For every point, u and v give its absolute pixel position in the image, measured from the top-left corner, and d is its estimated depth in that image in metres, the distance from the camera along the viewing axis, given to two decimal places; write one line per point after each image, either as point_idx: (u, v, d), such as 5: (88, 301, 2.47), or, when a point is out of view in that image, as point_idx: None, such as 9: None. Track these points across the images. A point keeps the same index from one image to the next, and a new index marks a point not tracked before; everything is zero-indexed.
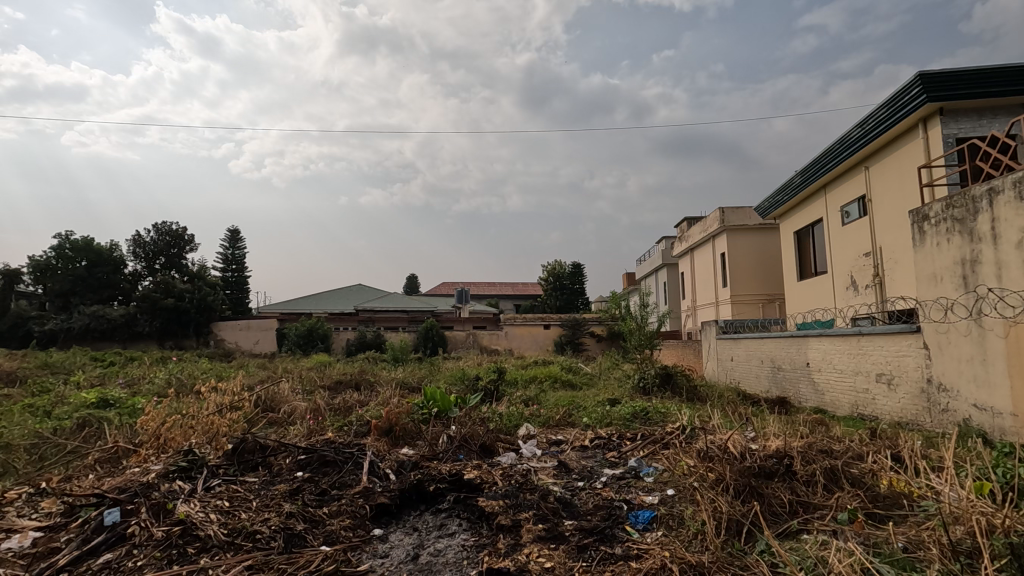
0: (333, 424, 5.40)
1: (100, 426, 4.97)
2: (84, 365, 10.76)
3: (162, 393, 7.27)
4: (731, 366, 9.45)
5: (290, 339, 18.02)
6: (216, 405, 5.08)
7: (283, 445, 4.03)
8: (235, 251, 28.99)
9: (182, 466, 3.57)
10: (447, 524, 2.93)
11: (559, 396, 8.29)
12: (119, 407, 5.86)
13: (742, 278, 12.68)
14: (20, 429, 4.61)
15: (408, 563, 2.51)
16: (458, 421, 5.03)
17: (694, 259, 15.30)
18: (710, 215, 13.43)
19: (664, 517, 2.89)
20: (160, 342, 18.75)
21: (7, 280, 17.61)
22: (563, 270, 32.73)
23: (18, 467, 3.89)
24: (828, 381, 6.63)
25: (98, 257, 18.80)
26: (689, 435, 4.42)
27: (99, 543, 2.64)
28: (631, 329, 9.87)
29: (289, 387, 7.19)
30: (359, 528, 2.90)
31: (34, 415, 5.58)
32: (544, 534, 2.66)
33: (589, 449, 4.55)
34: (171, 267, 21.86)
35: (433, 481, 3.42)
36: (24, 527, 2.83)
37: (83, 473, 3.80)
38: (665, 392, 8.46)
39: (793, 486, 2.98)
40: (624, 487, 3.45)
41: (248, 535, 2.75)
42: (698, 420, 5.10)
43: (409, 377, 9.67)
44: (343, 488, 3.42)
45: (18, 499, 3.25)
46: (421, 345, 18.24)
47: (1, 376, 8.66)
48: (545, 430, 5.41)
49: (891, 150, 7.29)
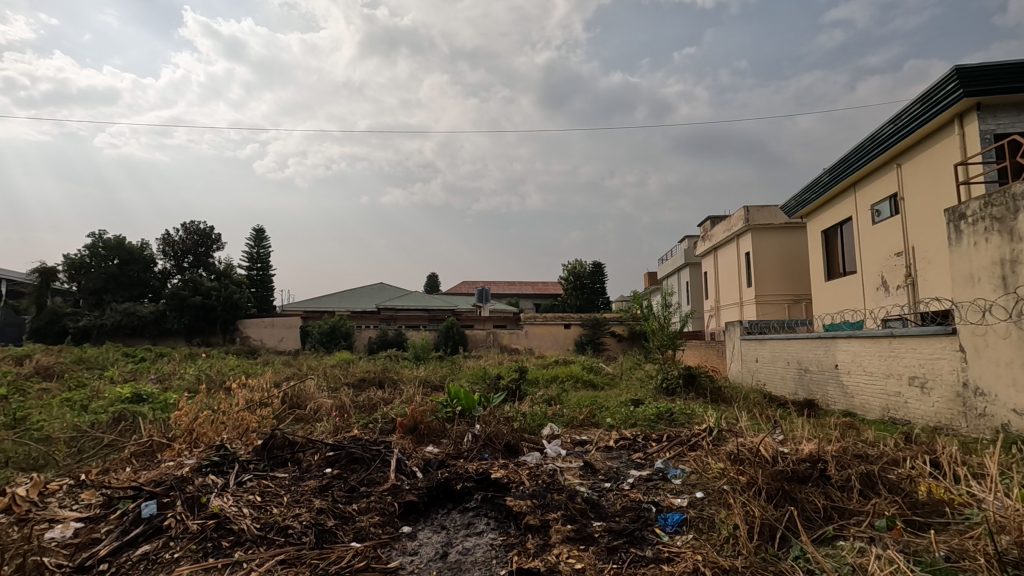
0: (359, 421, 5.48)
1: (136, 419, 5.11)
2: (117, 361, 11.05)
3: (193, 389, 7.45)
4: (756, 367, 9.30)
5: (314, 336, 18.28)
6: (246, 401, 5.19)
7: (311, 442, 4.08)
8: (261, 250, 29.49)
9: (214, 461, 3.65)
10: (475, 523, 2.93)
11: (581, 396, 8.23)
12: (153, 402, 6.03)
13: (767, 278, 12.46)
14: (60, 423, 4.77)
15: (437, 561, 2.52)
16: (483, 419, 5.05)
17: (718, 259, 15.08)
18: (734, 214, 13.22)
19: (695, 519, 2.86)
20: (188, 338, 19.21)
21: (44, 278, 18.14)
22: (583, 270, 32.59)
23: (59, 459, 4.03)
24: (858, 384, 6.48)
25: (129, 256, 19.32)
26: (718, 438, 4.36)
27: (138, 535, 2.71)
28: (653, 329, 9.72)
29: (315, 384, 7.31)
30: (388, 525, 2.92)
31: (72, 409, 5.77)
32: (573, 535, 2.64)
33: (614, 449, 4.53)
34: (199, 266, 22.36)
35: (460, 480, 3.43)
36: (67, 518, 2.92)
37: (120, 466, 3.92)
38: (689, 393, 8.38)
39: (828, 491, 2.91)
40: (652, 488, 3.42)
41: (280, 530, 2.79)
42: (725, 421, 5.04)
43: (431, 375, 9.76)
44: (372, 485, 3.46)
45: (60, 490, 3.37)
46: (442, 344, 18.33)
47: (41, 372, 8.98)
48: (569, 430, 5.40)
49: (925, 147, 7.09)
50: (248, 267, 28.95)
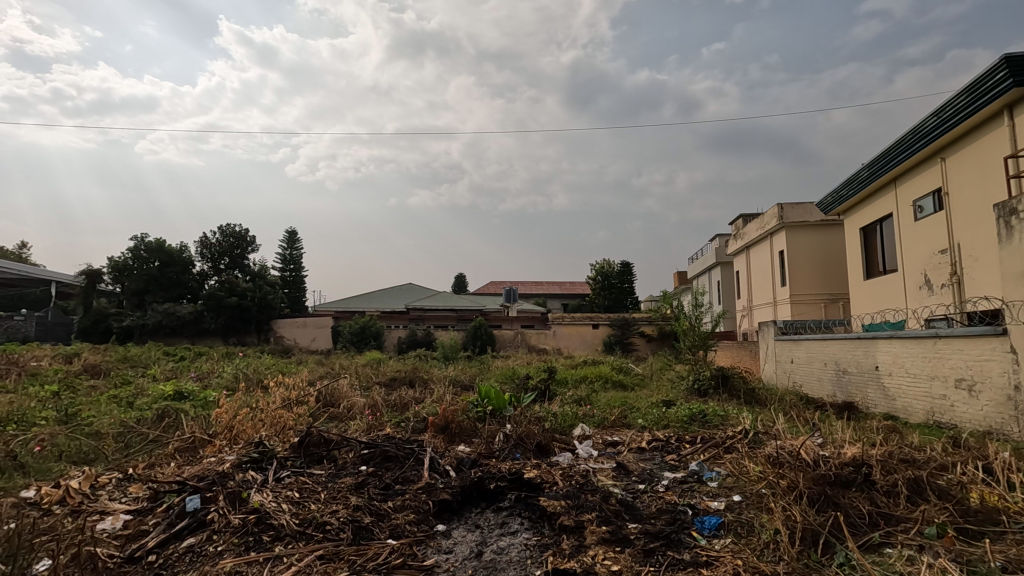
0: (391, 420, 5.53)
1: (178, 416, 5.28)
2: (158, 359, 11.45)
3: (231, 387, 7.66)
4: (791, 368, 9.06)
5: (345, 336, 18.61)
6: (283, 399, 5.31)
7: (346, 439, 4.15)
8: (293, 251, 30.15)
9: (253, 457, 3.74)
10: (509, 522, 2.93)
11: (611, 396, 8.15)
12: (194, 399, 6.22)
13: (802, 276, 12.13)
14: (108, 418, 4.98)
15: (473, 559, 2.53)
16: (514, 419, 5.05)
17: (751, 258, 14.73)
18: (768, 211, 12.90)
19: (732, 523, 2.80)
20: (225, 338, 19.73)
21: (90, 279, 18.95)
22: (611, 269, 32.37)
23: (108, 454, 4.20)
24: (900, 386, 6.25)
25: (169, 258, 20.00)
26: (755, 442, 4.25)
27: (183, 528, 2.81)
28: (684, 329, 9.53)
29: (348, 383, 7.44)
30: (423, 523, 2.95)
31: (119, 405, 6.00)
32: (608, 537, 2.61)
33: (647, 451, 4.47)
34: (235, 268, 22.97)
35: (493, 480, 3.43)
36: (116, 511, 3.04)
37: (165, 461, 4.06)
38: (722, 394, 8.24)
39: (873, 496, 2.81)
40: (688, 491, 3.36)
41: (318, 526, 2.84)
42: (762, 424, 4.92)
43: (461, 375, 9.80)
44: (406, 483, 3.49)
45: (109, 483, 3.52)
46: (470, 344, 18.43)
47: (90, 369, 9.37)
48: (600, 431, 5.35)
49: (971, 140, 6.81)
50: (281, 268, 29.68)
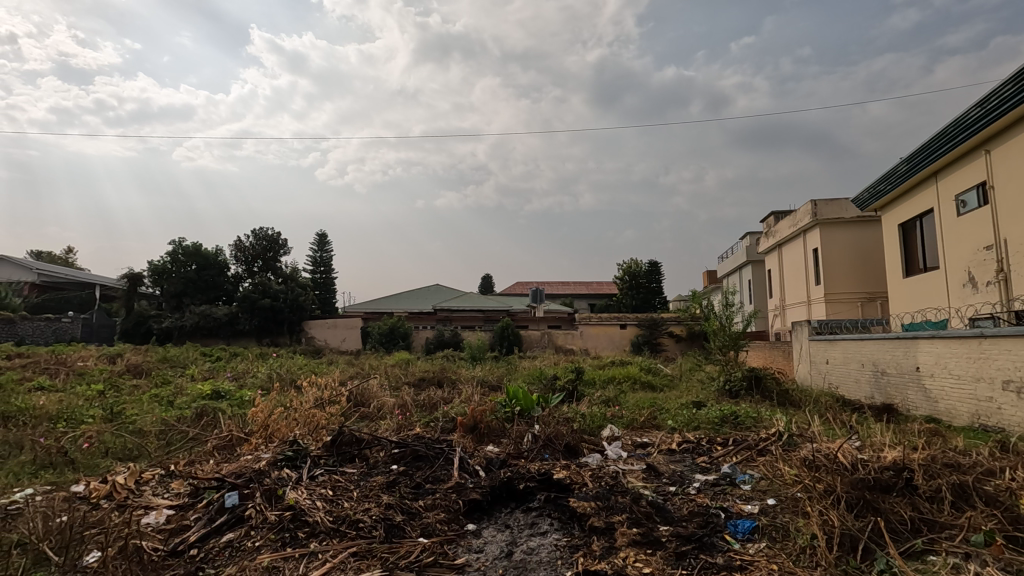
0: (420, 420, 5.60)
1: (216, 415, 5.45)
2: (196, 360, 11.82)
3: (266, 386, 7.86)
4: (826, 369, 8.82)
5: (374, 337, 18.89)
6: (316, 399, 5.43)
7: (377, 439, 4.22)
8: (324, 253, 30.71)
9: (288, 455, 3.83)
10: (539, 523, 2.94)
11: (640, 397, 8.08)
12: (230, 399, 6.40)
13: (837, 275, 11.79)
14: (150, 416, 5.17)
15: (503, 559, 2.54)
16: (542, 419, 5.04)
17: (783, 256, 14.39)
18: (801, 208, 12.58)
19: (767, 527, 2.74)
20: (258, 339, 20.24)
21: (132, 282, 19.70)
22: (638, 269, 32.03)
23: (150, 451, 4.36)
24: (943, 387, 6.03)
25: (205, 261, 20.62)
26: (789, 445, 4.15)
27: (223, 523, 2.90)
28: (714, 330, 9.31)
29: (378, 383, 7.55)
30: (454, 522, 2.98)
31: (160, 404, 6.22)
32: (640, 539, 2.59)
33: (677, 453, 4.41)
34: (268, 270, 23.54)
35: (522, 480, 3.44)
36: (160, 506, 3.16)
37: (204, 458, 4.19)
38: (754, 396, 8.08)
39: (915, 501, 2.72)
40: (720, 494, 3.31)
41: (352, 523, 2.90)
42: (796, 426, 4.81)
43: (488, 376, 9.84)
44: (436, 482, 3.52)
45: (153, 479, 3.66)
46: (498, 344, 18.50)
47: (132, 369, 9.74)
48: (629, 432, 5.31)
49: (1017, 130, 6.53)
50: (312, 271, 30.28)
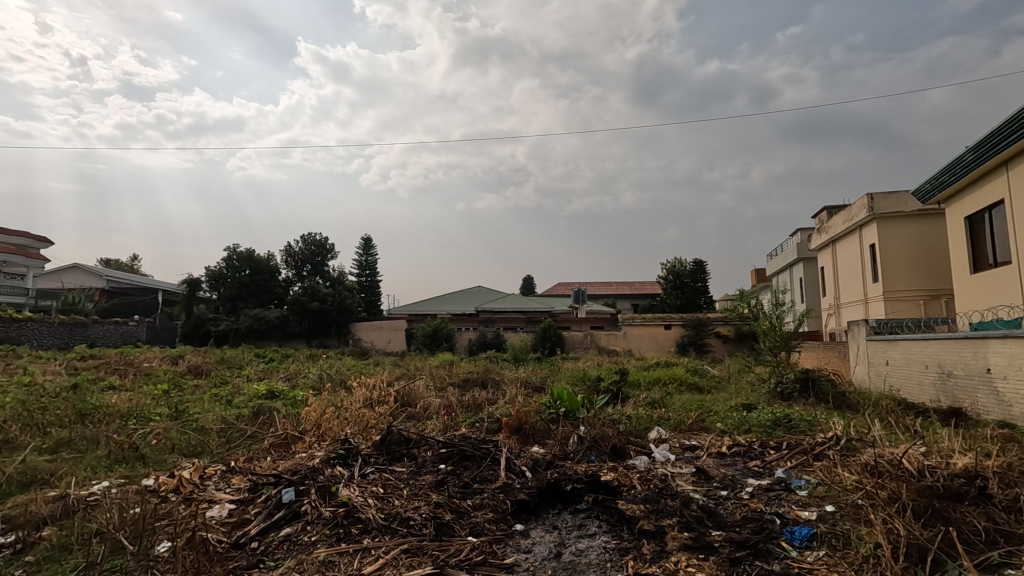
0: (466, 420, 5.66)
1: (271, 414, 5.67)
2: (251, 361, 12.32)
3: (317, 386, 8.13)
4: (886, 371, 8.39)
5: (418, 338, 19.22)
6: (365, 399, 5.57)
7: (424, 439, 4.29)
8: (369, 257, 31.45)
9: (340, 454, 3.95)
10: (586, 524, 2.93)
11: (687, 399, 7.94)
12: (284, 398, 6.65)
13: (897, 271, 11.22)
14: (212, 416, 5.43)
15: (552, 560, 2.55)
16: (587, 421, 5.00)
17: (838, 252, 13.78)
18: (856, 202, 12.03)
19: (826, 534, 2.64)
20: (308, 340, 20.93)
21: (191, 287, 20.76)
22: (683, 268, 31.36)
23: (212, 448, 4.58)
24: (1017, 391, 5.64)
25: (258, 265, 21.50)
26: (848, 450, 3.98)
27: (281, 518, 3.02)
28: (764, 330, 9.01)
29: (424, 384, 7.66)
30: (502, 522, 3.00)
31: (220, 403, 6.53)
32: (691, 543, 2.54)
33: (728, 456, 4.30)
34: (316, 274, 24.32)
35: (570, 481, 3.43)
36: (223, 500, 3.31)
37: (261, 455, 4.38)
38: (807, 399, 7.79)
39: (989, 511, 2.55)
40: (774, 499, 3.20)
41: (402, 521, 2.96)
42: (854, 429, 4.60)
43: (531, 377, 9.87)
44: (484, 482, 3.56)
45: (215, 475, 3.85)
46: (540, 345, 18.50)
47: (194, 370, 10.23)
48: (677, 434, 5.22)
49: None
50: (358, 274, 31.06)
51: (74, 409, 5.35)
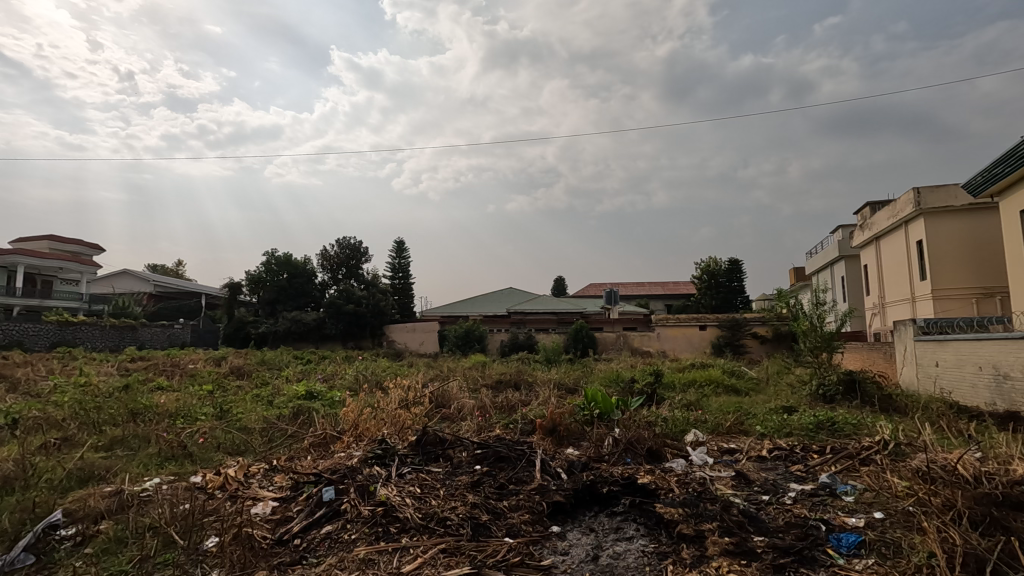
0: (500, 421, 5.69)
1: (310, 414, 5.82)
2: (290, 363, 12.65)
3: (353, 387, 8.28)
4: (935, 372, 8.04)
5: (450, 340, 19.39)
6: (400, 400, 5.65)
7: (459, 439, 4.33)
8: (401, 260, 31.87)
9: (378, 454, 4.02)
10: (624, 527, 2.90)
11: (724, 401, 7.79)
12: (322, 399, 6.82)
13: (947, 268, 10.74)
14: (255, 415, 5.61)
15: (589, 563, 2.53)
16: (622, 423, 4.95)
17: (882, 249, 13.26)
18: (902, 196, 11.55)
19: (875, 542, 2.55)
20: (344, 342, 21.37)
21: (232, 291, 21.52)
22: (718, 267, 30.73)
23: (255, 447, 4.73)
24: None
25: (295, 269, 22.09)
26: (897, 455, 3.83)
27: (322, 516, 3.09)
28: (803, 330, 8.73)
29: (457, 386, 7.72)
30: (538, 523, 3.00)
31: (262, 403, 6.74)
32: (733, 549, 2.49)
33: (769, 460, 4.19)
34: (351, 277, 24.81)
35: (606, 484, 3.41)
36: (266, 498, 3.41)
37: (302, 454, 4.50)
38: (851, 401, 7.53)
39: None
40: (819, 505, 3.10)
41: (440, 521, 2.99)
42: (903, 433, 4.42)
43: (564, 378, 9.83)
44: (519, 484, 3.56)
45: (259, 473, 3.96)
46: (572, 346, 18.40)
47: (236, 371, 10.57)
48: (715, 437, 5.12)
49: None
50: (391, 277, 31.54)
51: (126, 409, 5.60)
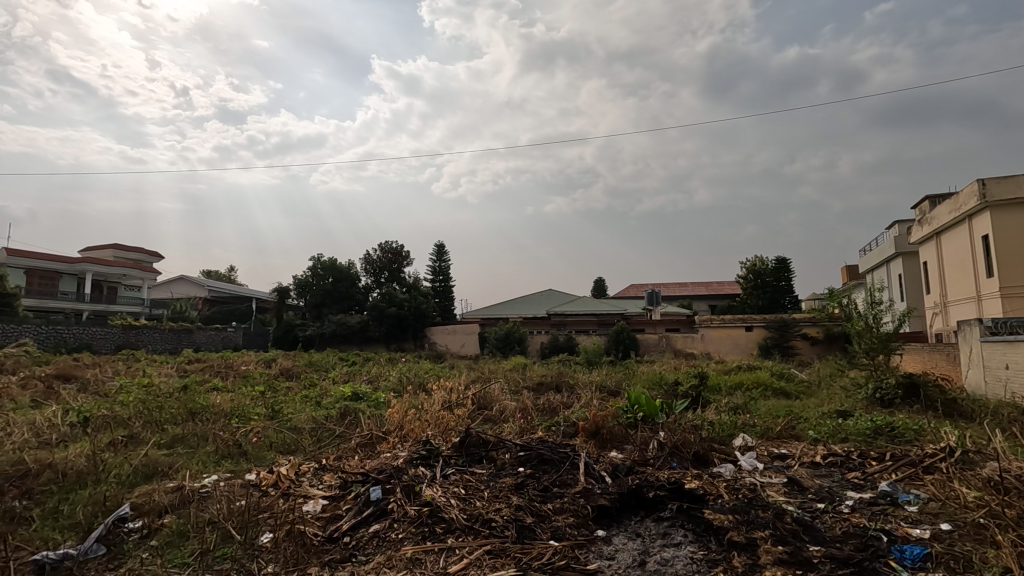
0: (542, 423, 5.68)
1: (357, 414, 5.97)
2: (336, 364, 12.99)
3: (397, 389, 8.43)
4: (1005, 375, 7.55)
5: (491, 341, 19.50)
6: (444, 401, 5.72)
7: (502, 441, 4.34)
8: (442, 263, 32.26)
9: (423, 454, 4.07)
10: (671, 533, 2.84)
11: (774, 404, 7.53)
12: (368, 400, 6.97)
13: (1016, 264, 10.09)
14: (304, 416, 5.79)
15: (636, 568, 2.49)
16: (667, 426, 4.85)
17: (944, 245, 12.57)
18: (965, 189, 10.92)
19: (943, 555, 2.41)
20: (387, 344, 21.80)
21: (281, 295, 22.32)
22: (765, 266, 29.77)
23: (305, 446, 4.88)
24: None
25: (340, 273, 22.70)
26: (965, 463, 3.61)
27: (370, 514, 3.15)
28: (858, 331, 8.35)
29: (499, 387, 7.75)
30: (583, 527, 2.98)
31: (311, 404, 6.95)
32: (787, 558, 2.40)
33: (823, 466, 4.03)
34: (393, 280, 25.28)
35: (652, 488, 3.35)
36: (316, 496, 3.51)
37: (350, 454, 4.61)
38: (911, 406, 7.16)
39: None
40: (879, 515, 2.96)
41: (485, 522, 3.01)
42: (971, 440, 4.17)
43: (606, 380, 9.73)
44: (563, 486, 3.54)
45: (309, 472, 4.08)
46: (613, 347, 18.18)
47: (285, 372, 10.94)
48: (765, 442, 4.96)
49: None
50: (432, 280, 31.98)
51: (186, 408, 5.87)
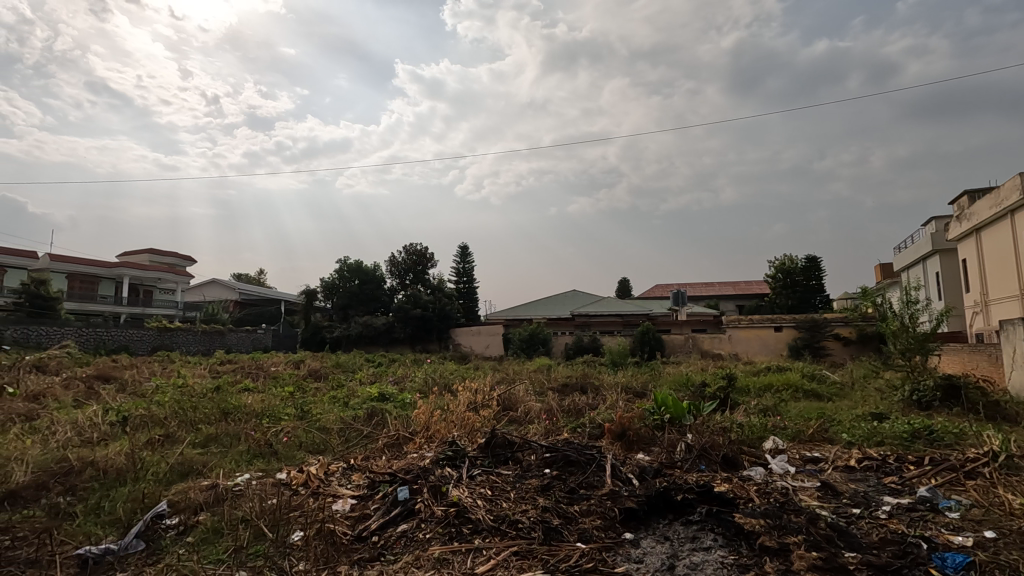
0: (568, 425, 5.65)
1: (383, 415, 6.03)
2: (362, 365, 13.16)
3: (422, 390, 8.50)
4: None
5: (515, 342, 19.51)
6: (469, 402, 5.74)
7: (527, 442, 4.34)
8: (466, 264, 32.40)
9: (449, 455, 4.10)
10: (700, 537, 2.79)
11: (804, 406, 7.36)
12: (394, 401, 7.03)
13: None
14: (333, 416, 5.88)
15: (665, 572, 2.46)
16: (695, 428, 4.78)
17: (984, 241, 12.11)
18: (1006, 183, 10.51)
19: (987, 564, 2.32)
20: (412, 345, 22.00)
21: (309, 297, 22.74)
22: (794, 264, 29.12)
23: (333, 445, 4.96)
24: None
25: (366, 275, 23.01)
26: (1010, 469, 3.47)
27: (398, 514, 3.18)
28: (893, 331, 8.09)
29: (524, 389, 7.75)
30: (611, 530, 2.95)
31: (338, 404, 7.05)
32: (821, 564, 2.35)
33: (858, 470, 3.92)
34: (418, 282, 25.50)
35: (680, 491, 3.30)
36: (345, 495, 3.56)
37: (377, 454, 4.67)
38: (950, 409, 6.91)
39: None
40: (918, 521, 2.86)
41: (511, 523, 3.02)
42: (1015, 444, 4.00)
43: (631, 381, 9.65)
44: (590, 488, 3.52)
45: (337, 471, 4.15)
46: (638, 348, 18.01)
47: (313, 373, 11.12)
48: (796, 445, 4.84)
49: None
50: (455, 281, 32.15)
51: (219, 408, 6.02)
